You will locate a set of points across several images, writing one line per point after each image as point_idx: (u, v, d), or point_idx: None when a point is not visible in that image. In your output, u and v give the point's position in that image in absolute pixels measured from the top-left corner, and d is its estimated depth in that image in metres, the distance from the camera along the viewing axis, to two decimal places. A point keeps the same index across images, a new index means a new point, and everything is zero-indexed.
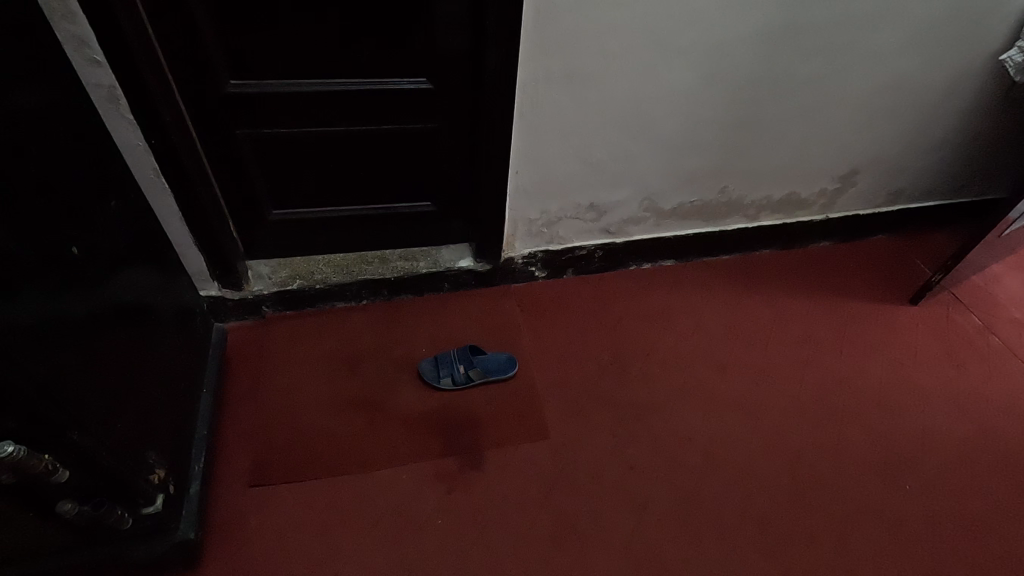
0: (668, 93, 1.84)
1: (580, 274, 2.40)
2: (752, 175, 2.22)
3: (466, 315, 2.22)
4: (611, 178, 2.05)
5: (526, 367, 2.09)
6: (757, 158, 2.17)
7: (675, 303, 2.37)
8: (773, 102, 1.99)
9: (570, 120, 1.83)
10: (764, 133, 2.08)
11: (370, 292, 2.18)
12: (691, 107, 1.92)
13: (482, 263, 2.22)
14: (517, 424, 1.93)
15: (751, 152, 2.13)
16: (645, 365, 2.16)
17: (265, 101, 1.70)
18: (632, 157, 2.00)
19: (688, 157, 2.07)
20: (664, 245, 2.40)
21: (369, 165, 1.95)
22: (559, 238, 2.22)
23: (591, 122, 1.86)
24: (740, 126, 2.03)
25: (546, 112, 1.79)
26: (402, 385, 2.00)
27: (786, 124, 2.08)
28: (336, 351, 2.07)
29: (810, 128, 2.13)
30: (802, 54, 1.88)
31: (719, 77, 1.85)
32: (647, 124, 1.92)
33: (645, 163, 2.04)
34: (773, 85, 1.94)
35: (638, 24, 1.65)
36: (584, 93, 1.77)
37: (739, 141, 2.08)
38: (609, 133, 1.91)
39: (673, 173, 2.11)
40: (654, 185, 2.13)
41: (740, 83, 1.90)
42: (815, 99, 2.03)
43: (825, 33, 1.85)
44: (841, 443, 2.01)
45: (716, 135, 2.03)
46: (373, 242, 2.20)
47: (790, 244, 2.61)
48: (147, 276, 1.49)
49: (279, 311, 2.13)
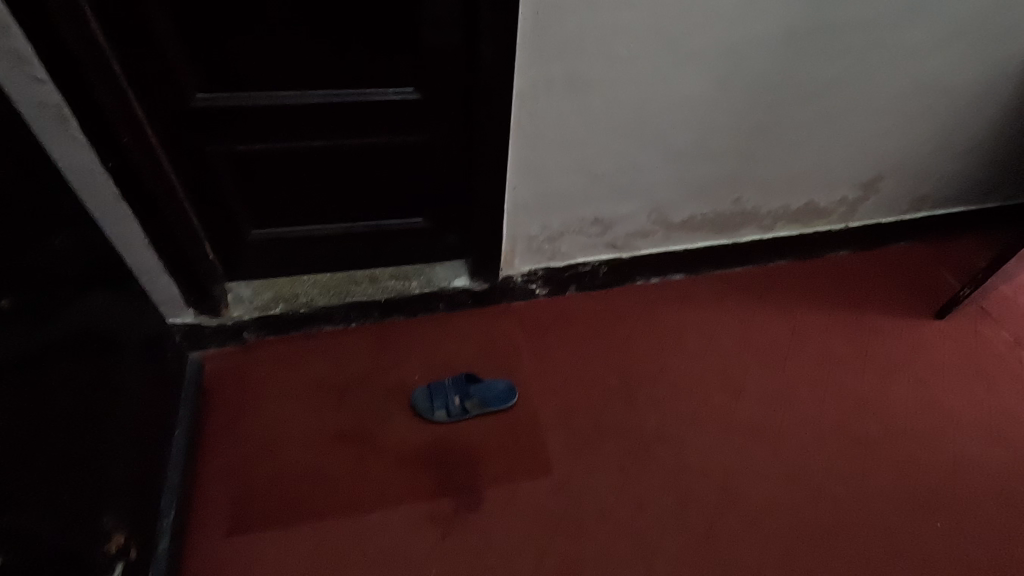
0: (679, 101, 1.69)
1: (584, 290, 2.25)
2: (769, 184, 2.07)
3: (463, 337, 2.08)
4: (616, 191, 1.90)
5: (526, 395, 1.95)
6: (775, 165, 2.01)
7: (686, 321, 2.22)
8: (795, 106, 1.83)
9: (572, 131, 1.67)
10: (782, 140, 1.92)
11: (359, 315, 2.04)
12: (705, 114, 1.76)
13: (479, 281, 2.08)
14: (517, 459, 1.79)
15: (768, 159, 1.97)
16: (655, 390, 2.01)
17: (237, 115, 1.55)
18: (640, 168, 1.84)
19: (701, 166, 1.91)
20: (674, 258, 2.25)
21: (355, 180, 1.80)
22: (562, 254, 2.07)
23: (596, 132, 1.70)
24: (757, 133, 1.87)
25: (546, 123, 1.63)
26: (393, 416, 1.86)
27: (807, 129, 1.92)
28: (323, 379, 1.93)
29: (832, 133, 1.97)
30: (825, 54, 1.72)
31: (736, 80, 1.69)
32: (656, 134, 1.76)
33: (653, 176, 1.89)
34: (794, 88, 1.77)
35: (648, 26, 1.49)
36: (588, 102, 1.61)
37: (755, 148, 1.92)
38: (615, 144, 1.75)
39: (683, 184, 1.95)
40: (663, 197, 1.98)
41: (757, 87, 1.73)
42: (839, 103, 1.87)
43: (851, 31, 1.68)
44: (866, 475, 1.86)
45: (731, 143, 1.87)
46: (363, 261, 2.05)
47: (807, 254, 2.45)
48: (107, 312, 1.35)
49: (262, 336, 1.99)
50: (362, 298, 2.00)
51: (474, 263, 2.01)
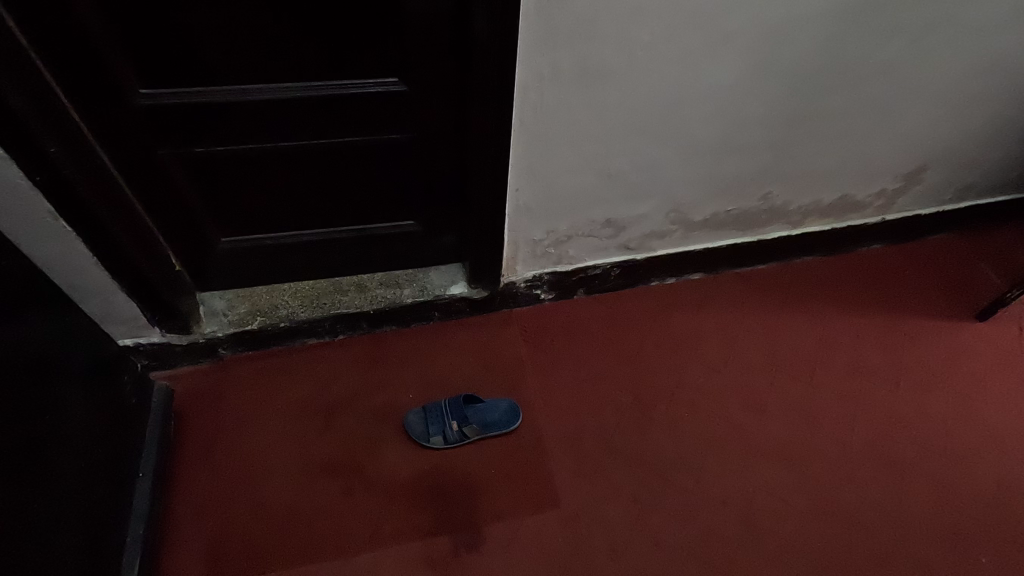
0: (705, 92, 1.45)
1: (593, 293, 2.06)
2: (802, 178, 1.84)
3: (461, 350, 1.89)
4: (631, 191, 1.68)
5: (530, 415, 1.78)
6: (810, 159, 1.78)
7: (703, 327, 2.04)
8: (838, 93, 1.59)
9: (583, 127, 1.45)
10: (821, 130, 1.69)
11: (346, 326, 1.86)
12: (732, 105, 1.52)
13: (478, 288, 1.88)
14: (519, 491, 1.64)
15: (804, 152, 1.75)
16: (672, 408, 1.84)
17: (191, 115, 1.32)
18: (659, 165, 1.62)
19: (727, 162, 1.69)
20: (691, 259, 2.04)
21: (335, 182, 1.59)
22: (569, 258, 1.87)
23: (610, 128, 1.47)
24: (792, 124, 1.64)
25: (553, 119, 1.41)
26: (383, 443, 1.69)
27: (849, 118, 1.68)
28: (306, 400, 1.75)
29: (876, 121, 1.73)
30: (877, 34, 1.47)
31: (773, 66, 1.45)
32: (678, 129, 1.53)
33: (672, 173, 1.67)
34: (838, 73, 1.53)
35: (675, 5, 1.25)
36: (601, 95, 1.39)
37: (790, 140, 1.69)
38: (631, 140, 1.52)
39: (705, 181, 1.73)
40: (683, 195, 1.76)
41: (797, 73, 1.49)
42: (887, 88, 1.63)
43: (910, 6, 1.43)
44: (903, 503, 1.71)
45: (763, 137, 1.64)
46: (348, 268, 1.85)
47: (836, 249, 2.25)
48: (43, 340, 1.17)
49: (241, 352, 1.82)
50: (347, 309, 1.81)
51: (471, 270, 1.82)
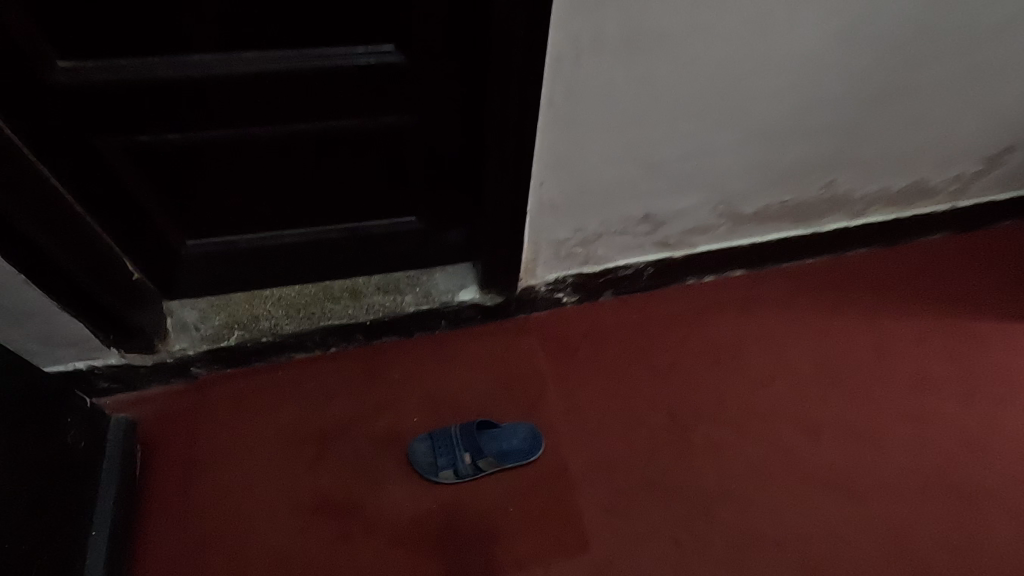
0: (777, 63, 1.17)
1: (621, 294, 1.80)
2: (872, 163, 1.56)
3: (472, 364, 1.65)
4: (676, 182, 1.40)
5: (554, 440, 1.55)
6: (887, 141, 1.49)
7: (747, 333, 1.79)
8: (931, 61, 1.30)
9: (627, 108, 1.17)
10: (904, 107, 1.40)
11: (340, 338, 1.61)
12: (805, 79, 1.24)
13: (492, 294, 1.63)
14: (544, 533, 1.42)
15: (881, 133, 1.46)
16: (714, 430, 1.61)
17: (131, 94, 1.06)
18: (713, 153, 1.34)
19: (791, 147, 1.40)
20: (734, 255, 1.78)
21: (320, 172, 1.32)
22: (598, 258, 1.61)
23: (659, 108, 1.19)
24: (874, 100, 1.35)
25: (591, 98, 1.13)
26: (384, 477, 1.46)
27: (940, 91, 1.39)
28: (294, 427, 1.52)
29: (970, 96, 1.44)
30: None
31: (860, 28, 1.16)
32: (740, 108, 1.25)
33: (726, 162, 1.39)
34: (938, 34, 1.24)
35: None
36: (652, 67, 1.11)
37: (867, 120, 1.40)
38: (683, 123, 1.24)
39: (763, 170, 1.45)
40: (735, 187, 1.48)
41: (888, 35, 1.20)
42: (991, 53, 1.34)
43: None
44: (984, 542, 1.48)
45: (837, 116, 1.35)
46: (339, 272, 1.59)
47: (896, 241, 1.98)
48: None
49: (217, 370, 1.57)
50: (340, 320, 1.56)
51: (484, 274, 1.56)
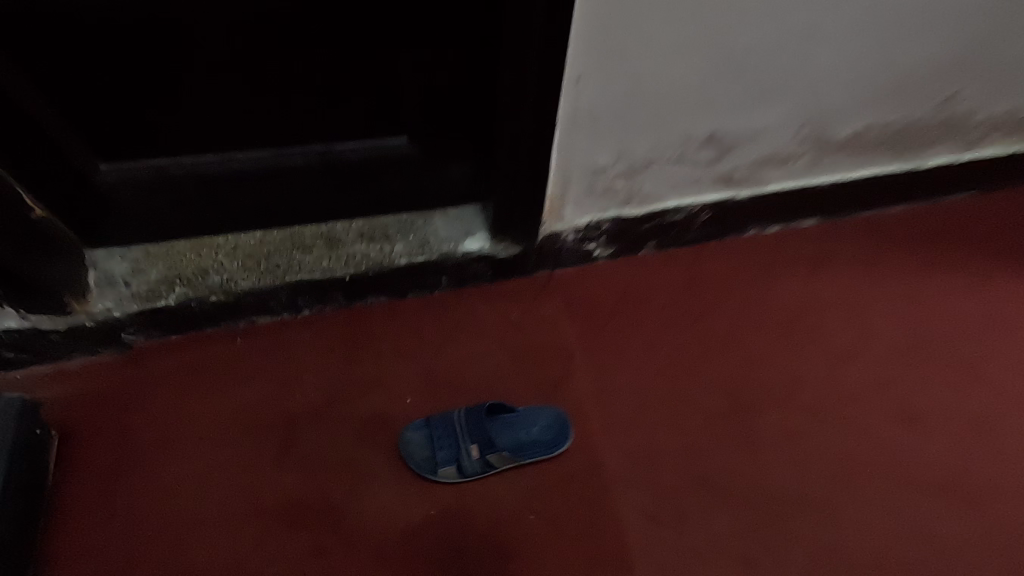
0: None
1: (664, 248, 1.46)
2: (1003, 65, 1.19)
3: (481, 331, 1.32)
4: (753, 82, 1.05)
5: (585, 427, 1.22)
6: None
7: (822, 296, 1.44)
8: None
9: None
10: None
11: (313, 298, 1.28)
12: None
13: (508, 244, 1.28)
14: (574, 545, 1.10)
15: None
16: (786, 415, 1.27)
17: None
18: (811, 29, 1.00)
19: (908, 26, 1.05)
20: (809, 200, 1.42)
21: (279, 56, 1.00)
22: (644, 198, 1.25)
23: None
24: None
25: None
26: (368, 474, 1.15)
27: None
28: (257, 408, 1.20)
29: None
30: None
31: None
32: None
33: (820, 54, 1.04)
34: None
35: None
36: None
37: None
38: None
39: (864, 70, 1.10)
40: (828, 97, 1.13)
41: None
42: None
43: None
44: None
45: None
46: (313, 214, 1.25)
47: (1003, 184, 1.60)
48: None
49: (158, 338, 1.25)
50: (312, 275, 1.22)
51: (496, 214, 1.22)
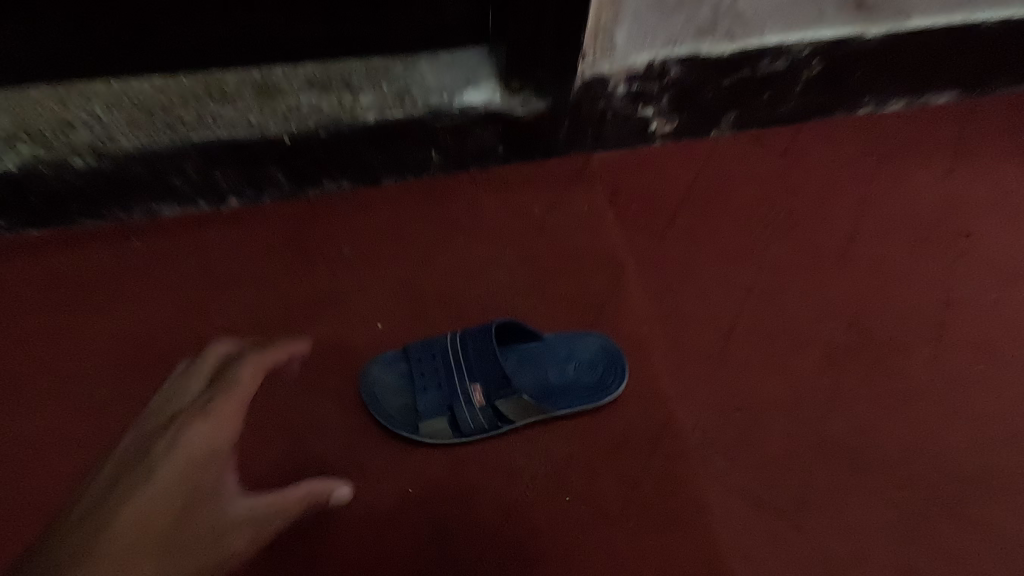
0: None
1: (748, 128, 1.03)
2: None
3: (490, 236, 0.91)
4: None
5: (646, 366, 0.81)
6: None
7: (981, 189, 1.00)
8: None
9: None
10: None
11: (239, 174, 0.86)
12: None
13: (529, 97, 0.86)
14: (636, 542, 0.70)
15: None
16: (946, 357, 0.85)
17: None
18: None
19: None
20: (961, 49, 0.98)
21: None
22: (729, 21, 0.85)
23: None
24: None
25: None
26: (318, 433, 0.75)
27: None
28: (158, 336, 0.82)
29: None
30: None
31: None
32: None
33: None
34: None
35: None
36: None
37: None
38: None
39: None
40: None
41: None
42: None
43: None
44: None
45: None
46: (236, 55, 0.80)
47: None
48: None
49: (11, 235, 0.86)
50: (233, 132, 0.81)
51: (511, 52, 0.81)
